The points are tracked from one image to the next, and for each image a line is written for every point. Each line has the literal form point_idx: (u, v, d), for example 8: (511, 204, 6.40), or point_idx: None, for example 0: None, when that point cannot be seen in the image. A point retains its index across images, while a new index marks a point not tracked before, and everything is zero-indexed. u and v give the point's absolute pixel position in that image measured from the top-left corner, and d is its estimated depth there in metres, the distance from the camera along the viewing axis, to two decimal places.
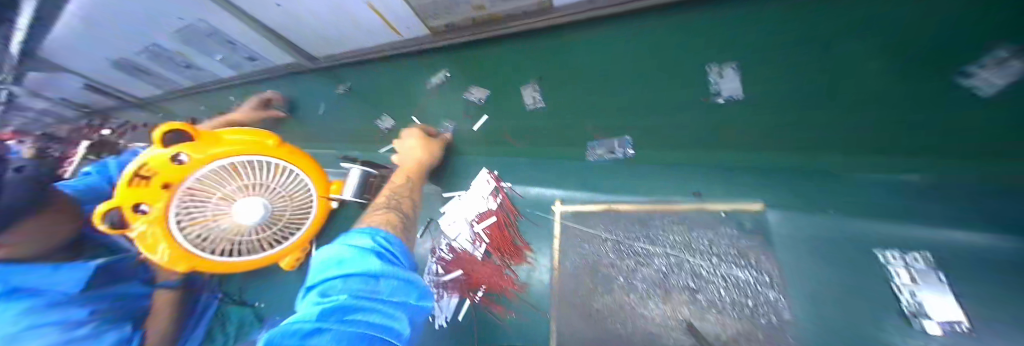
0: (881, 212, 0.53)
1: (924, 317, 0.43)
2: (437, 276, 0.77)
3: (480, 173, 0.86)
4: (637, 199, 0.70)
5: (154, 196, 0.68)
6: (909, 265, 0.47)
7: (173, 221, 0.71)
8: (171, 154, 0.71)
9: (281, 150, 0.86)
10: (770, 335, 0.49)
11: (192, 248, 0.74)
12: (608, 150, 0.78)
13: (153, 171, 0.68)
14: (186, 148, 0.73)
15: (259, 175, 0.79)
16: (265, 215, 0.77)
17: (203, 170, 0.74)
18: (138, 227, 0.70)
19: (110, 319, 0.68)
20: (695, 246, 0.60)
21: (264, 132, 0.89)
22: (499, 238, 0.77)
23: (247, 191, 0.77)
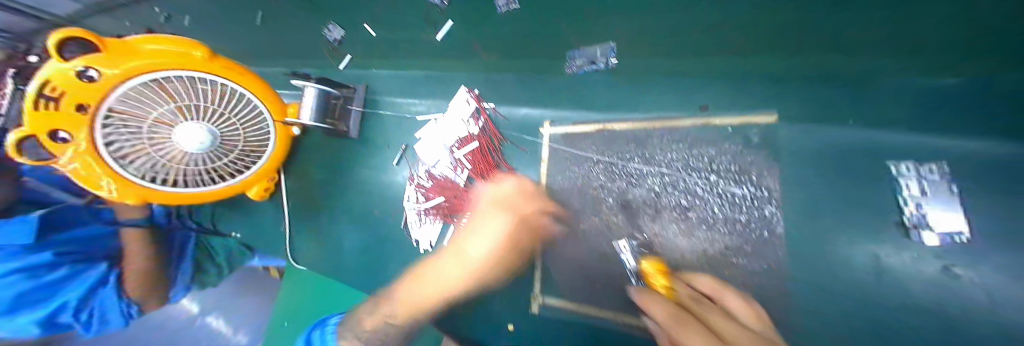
0: (949, 118, 0.40)
1: (925, 229, 0.40)
2: (420, 204, 0.72)
3: (456, 91, 0.73)
4: (635, 116, 0.61)
5: (75, 123, 0.54)
6: (925, 176, 0.40)
7: (102, 146, 0.58)
8: (77, 69, 0.51)
9: (212, 64, 0.62)
10: (756, 247, 0.49)
11: (126, 172, 0.62)
12: (589, 60, 0.63)
13: (60, 92, 0.51)
14: (96, 63, 0.52)
15: (181, 94, 0.59)
16: (210, 144, 0.63)
17: (121, 91, 0.55)
18: (67, 161, 0.57)
19: (77, 258, 0.83)
20: (693, 164, 0.55)
21: (180, 39, 0.60)
22: (481, 163, 0.68)
23: (183, 116, 0.60)
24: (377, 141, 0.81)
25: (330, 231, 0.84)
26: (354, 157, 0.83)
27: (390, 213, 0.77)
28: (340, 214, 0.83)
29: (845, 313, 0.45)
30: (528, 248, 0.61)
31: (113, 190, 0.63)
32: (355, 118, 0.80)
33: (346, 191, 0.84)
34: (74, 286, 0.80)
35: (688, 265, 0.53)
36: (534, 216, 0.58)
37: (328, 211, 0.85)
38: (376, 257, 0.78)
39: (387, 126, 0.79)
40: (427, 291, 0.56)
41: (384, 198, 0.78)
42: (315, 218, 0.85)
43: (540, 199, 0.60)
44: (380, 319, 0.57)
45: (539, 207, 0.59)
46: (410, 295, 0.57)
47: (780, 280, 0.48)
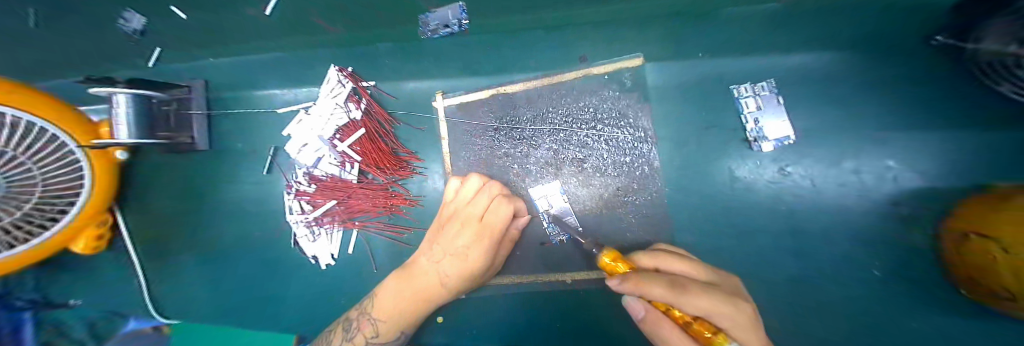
0: None
1: (763, 139, 0.49)
2: (307, 213, 0.61)
3: (326, 72, 0.61)
4: (525, 76, 0.58)
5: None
6: (758, 94, 0.50)
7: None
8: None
9: None
10: (640, 182, 0.52)
11: None
12: (442, 23, 0.54)
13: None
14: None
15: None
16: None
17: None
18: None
19: None
20: (581, 116, 0.56)
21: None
22: (373, 153, 0.60)
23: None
24: (241, 149, 0.66)
25: (206, 270, 0.68)
26: (217, 173, 0.67)
27: (276, 231, 0.65)
28: (213, 246, 0.68)
29: (717, 223, 0.51)
30: (506, 251, 0.55)
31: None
32: (200, 122, 0.63)
33: (215, 217, 0.68)
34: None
35: (592, 213, 0.54)
36: (496, 233, 0.50)
37: (199, 248, 0.69)
38: (270, 286, 0.66)
39: (252, 127, 0.65)
40: (396, 303, 0.50)
41: (265, 215, 0.65)
42: (185, 256, 0.69)
43: (503, 207, 0.50)
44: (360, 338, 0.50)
45: (504, 214, 0.50)
46: (391, 307, 0.50)
47: (664, 210, 0.52)
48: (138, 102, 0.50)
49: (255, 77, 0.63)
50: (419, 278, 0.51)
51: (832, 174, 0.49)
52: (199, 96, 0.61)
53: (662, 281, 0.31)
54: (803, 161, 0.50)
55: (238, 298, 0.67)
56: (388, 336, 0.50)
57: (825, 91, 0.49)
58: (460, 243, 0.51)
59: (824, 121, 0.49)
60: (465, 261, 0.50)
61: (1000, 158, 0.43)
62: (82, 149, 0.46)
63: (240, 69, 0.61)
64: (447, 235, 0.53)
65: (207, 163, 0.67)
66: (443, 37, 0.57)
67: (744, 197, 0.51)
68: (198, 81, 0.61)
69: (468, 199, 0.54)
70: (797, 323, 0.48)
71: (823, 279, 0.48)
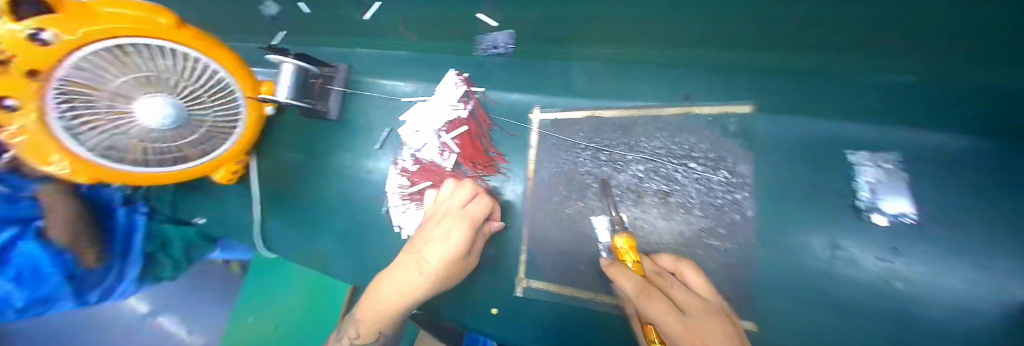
0: None
1: (876, 211, 0.47)
2: (405, 189, 0.70)
3: (446, 74, 0.71)
4: (623, 105, 0.62)
5: (20, 89, 0.36)
6: (878, 165, 0.48)
7: (56, 123, 0.40)
8: (27, 31, 0.32)
9: (184, 33, 0.46)
10: (728, 226, 0.52)
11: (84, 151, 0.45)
12: (492, 45, 0.64)
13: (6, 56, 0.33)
14: (51, 23, 0.33)
15: (144, 62, 0.42)
16: (176, 120, 0.46)
17: (76, 58, 0.37)
18: (11, 133, 0.40)
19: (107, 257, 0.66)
20: (674, 152, 0.57)
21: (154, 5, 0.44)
22: (470, 149, 0.68)
23: (146, 87, 0.43)
24: (361, 124, 0.78)
25: (298, 226, 0.81)
26: (335, 139, 0.80)
27: (372, 197, 0.75)
28: (315, 199, 0.81)
29: (801, 286, 0.49)
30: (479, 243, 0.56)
31: (64, 171, 0.46)
32: (337, 97, 0.77)
33: (323, 176, 0.81)
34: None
35: (668, 247, 0.55)
36: (471, 221, 0.52)
37: (303, 202, 0.82)
38: (356, 242, 0.76)
39: (374, 106, 0.78)
40: (381, 306, 0.49)
41: (365, 182, 0.76)
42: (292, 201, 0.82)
43: (481, 201, 0.56)
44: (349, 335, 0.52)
45: (483, 206, 0.55)
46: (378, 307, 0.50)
47: (747, 260, 0.51)
48: (298, 72, 0.64)
49: (389, 70, 0.76)
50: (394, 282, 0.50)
51: (977, 273, 0.43)
52: (342, 76, 0.76)
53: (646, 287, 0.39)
54: (922, 245, 0.45)
55: (325, 245, 0.78)
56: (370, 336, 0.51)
57: (964, 175, 0.45)
58: (444, 253, 0.48)
59: (951, 204, 0.45)
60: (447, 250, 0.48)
61: None
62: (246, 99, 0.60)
63: (382, 62, 0.76)
64: (428, 229, 0.53)
65: (327, 131, 0.81)
66: (490, 55, 0.67)
67: (844, 270, 0.48)
68: (344, 64, 0.76)
69: (447, 197, 0.58)
70: None
71: None
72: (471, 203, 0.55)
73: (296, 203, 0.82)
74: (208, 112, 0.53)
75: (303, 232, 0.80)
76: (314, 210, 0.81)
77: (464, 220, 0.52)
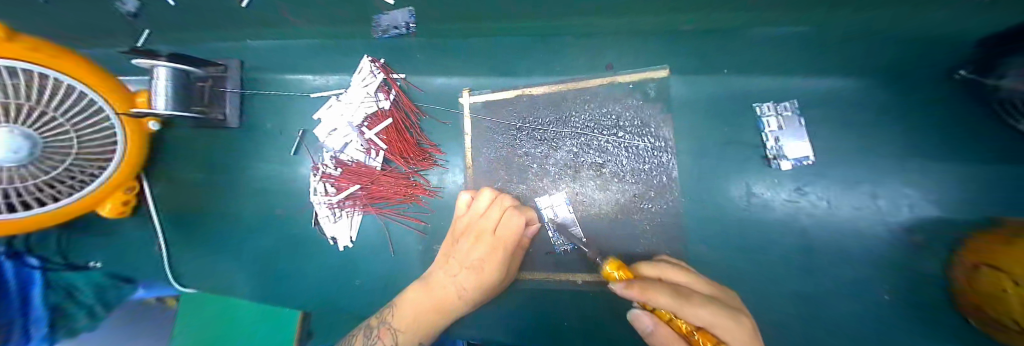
0: None
1: (783, 158, 0.50)
2: (331, 196, 0.63)
3: (360, 62, 0.63)
4: (552, 79, 0.60)
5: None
6: (780, 113, 0.51)
7: None
8: None
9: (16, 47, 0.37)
10: (657, 189, 0.54)
11: None
12: (392, 25, 0.59)
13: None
14: None
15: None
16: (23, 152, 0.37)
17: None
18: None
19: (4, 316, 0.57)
20: (603, 122, 0.57)
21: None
22: (399, 143, 0.62)
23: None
24: (270, 130, 0.68)
25: (219, 248, 0.70)
26: (242, 150, 0.69)
27: (298, 210, 0.67)
28: (229, 221, 0.70)
29: (725, 235, 0.52)
30: (518, 260, 0.56)
31: None
32: (234, 102, 0.66)
33: (234, 193, 0.70)
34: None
35: (607, 217, 0.55)
36: (508, 244, 0.51)
37: (217, 223, 0.71)
38: (288, 262, 0.67)
39: (284, 107, 0.68)
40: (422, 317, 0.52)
41: (287, 194, 0.67)
42: (203, 227, 0.71)
43: (514, 217, 0.52)
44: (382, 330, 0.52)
45: (516, 225, 0.52)
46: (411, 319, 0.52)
47: (678, 218, 0.53)
48: (176, 76, 0.53)
49: (292, 63, 0.65)
50: (431, 294, 0.52)
51: (852, 198, 0.49)
52: (235, 75, 0.65)
53: (667, 291, 0.34)
54: (819, 182, 0.50)
55: (252, 271, 0.69)
56: None
57: (846, 114, 0.50)
58: (473, 274, 0.51)
59: (838, 142, 0.50)
60: (481, 274, 0.51)
61: (1010, 191, 0.44)
62: (119, 116, 0.49)
63: (281, 54, 0.65)
64: (462, 249, 0.54)
65: (233, 139, 0.69)
66: (392, 38, 0.61)
67: (760, 214, 0.52)
68: (234, 61, 0.64)
69: (481, 212, 0.56)
70: (792, 340, 0.49)
71: (823, 296, 0.49)
72: (510, 212, 0.53)
73: (207, 229, 0.71)
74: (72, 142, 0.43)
75: (226, 255, 0.70)
76: (230, 234, 0.70)
77: (502, 249, 0.51)
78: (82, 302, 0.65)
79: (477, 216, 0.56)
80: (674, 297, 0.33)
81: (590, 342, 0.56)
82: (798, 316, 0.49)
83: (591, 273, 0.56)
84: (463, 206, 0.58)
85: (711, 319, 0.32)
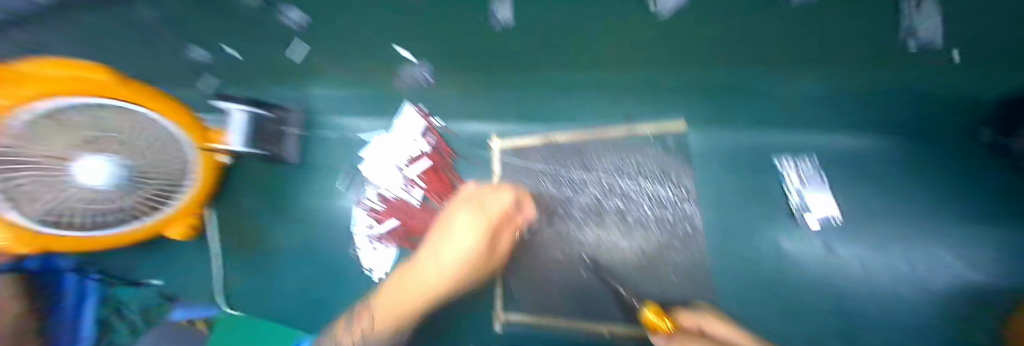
0: None
1: (806, 211, 0.52)
2: (374, 230, 0.70)
3: (402, 109, 0.72)
4: (574, 128, 0.65)
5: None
6: (799, 167, 0.53)
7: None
8: None
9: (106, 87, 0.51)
10: (681, 237, 0.55)
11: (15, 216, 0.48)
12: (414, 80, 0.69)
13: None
14: None
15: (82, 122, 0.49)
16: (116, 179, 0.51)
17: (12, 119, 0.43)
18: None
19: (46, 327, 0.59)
20: (625, 170, 0.61)
21: (83, 63, 0.52)
22: (436, 182, 0.69)
23: (88, 147, 0.50)
24: (322, 166, 0.77)
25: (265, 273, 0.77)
26: (297, 183, 0.78)
27: (340, 241, 0.73)
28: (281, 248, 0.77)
29: (754, 290, 0.52)
30: (510, 238, 0.60)
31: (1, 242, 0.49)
32: (292, 141, 0.75)
33: (287, 222, 0.78)
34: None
35: (632, 264, 0.57)
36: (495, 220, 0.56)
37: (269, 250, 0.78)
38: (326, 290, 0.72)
39: (334, 147, 0.77)
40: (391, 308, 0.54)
41: (331, 225, 0.74)
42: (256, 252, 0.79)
43: (503, 195, 0.60)
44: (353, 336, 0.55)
45: (504, 201, 0.59)
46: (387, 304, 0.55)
47: (704, 269, 0.53)
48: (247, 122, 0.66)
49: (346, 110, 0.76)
50: (413, 276, 0.55)
51: (885, 258, 0.49)
52: (296, 119, 0.75)
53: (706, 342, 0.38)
54: (849, 240, 0.50)
55: (292, 298, 0.73)
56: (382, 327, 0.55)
57: (871, 172, 0.51)
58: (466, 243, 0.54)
59: (865, 199, 0.50)
60: (454, 273, 0.54)
61: None
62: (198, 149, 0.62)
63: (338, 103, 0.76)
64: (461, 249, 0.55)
65: (289, 174, 0.79)
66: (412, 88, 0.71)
67: (789, 269, 0.51)
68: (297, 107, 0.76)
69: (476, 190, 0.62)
70: None
71: None
72: (497, 194, 0.60)
73: (258, 255, 0.78)
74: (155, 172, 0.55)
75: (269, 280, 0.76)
76: (279, 261, 0.77)
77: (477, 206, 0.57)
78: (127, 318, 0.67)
79: (475, 194, 0.60)
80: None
81: None
82: None
83: (618, 322, 0.55)
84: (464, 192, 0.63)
85: None
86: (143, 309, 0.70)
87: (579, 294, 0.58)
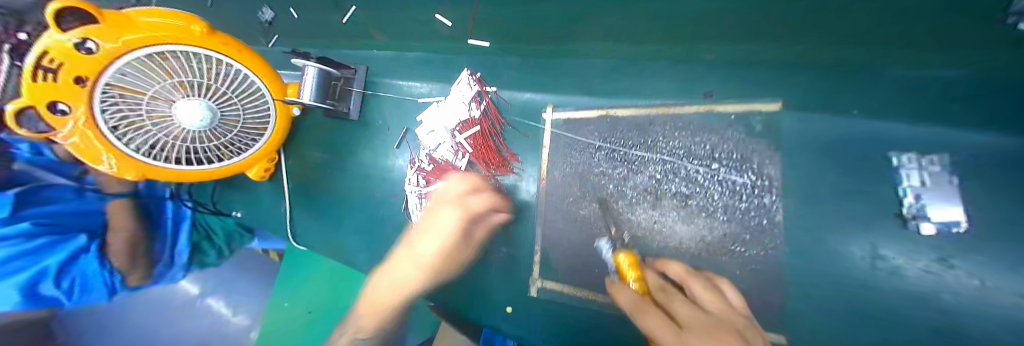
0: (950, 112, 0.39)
1: (924, 219, 0.40)
2: (420, 188, 0.71)
3: (459, 74, 0.72)
4: (640, 103, 0.60)
5: (74, 95, 0.49)
6: (924, 167, 0.40)
7: (101, 121, 0.53)
8: (74, 40, 0.45)
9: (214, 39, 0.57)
10: (753, 230, 0.50)
11: (126, 148, 0.57)
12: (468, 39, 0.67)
13: (57, 63, 0.46)
14: (93, 33, 0.46)
15: (182, 70, 0.54)
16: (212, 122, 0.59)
17: (121, 62, 0.50)
18: (64, 135, 0.52)
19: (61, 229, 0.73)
20: (694, 152, 0.55)
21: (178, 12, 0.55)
22: (482, 149, 0.69)
23: (185, 91, 0.55)
24: (380, 125, 0.80)
25: (323, 217, 0.85)
26: (355, 137, 0.83)
27: (390, 195, 0.78)
28: (337, 197, 0.84)
29: (823, 295, 0.47)
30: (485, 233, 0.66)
31: (111, 168, 0.58)
32: (356, 98, 0.79)
33: (343, 172, 0.84)
34: (56, 252, 0.72)
35: (689, 253, 0.53)
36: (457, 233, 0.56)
37: (330, 198, 0.85)
38: (375, 239, 0.78)
39: (390, 107, 0.80)
40: (378, 301, 0.55)
41: (384, 181, 0.79)
42: (317, 198, 0.86)
43: (479, 198, 0.59)
44: (350, 336, 0.55)
45: (480, 205, 0.58)
46: (386, 294, 0.55)
47: (775, 268, 0.49)
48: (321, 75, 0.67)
49: (405, 70, 0.77)
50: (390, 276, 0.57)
51: None
52: (360, 77, 0.78)
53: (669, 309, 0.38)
54: None
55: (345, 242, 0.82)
56: (368, 331, 0.53)
57: None
58: (433, 244, 0.55)
59: None
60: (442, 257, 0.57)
61: None
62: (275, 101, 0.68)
63: (399, 63, 0.78)
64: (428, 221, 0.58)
65: (350, 128, 0.83)
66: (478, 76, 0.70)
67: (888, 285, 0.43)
68: (363, 67, 0.79)
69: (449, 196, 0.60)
70: None
71: None
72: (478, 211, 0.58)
73: (318, 200, 0.86)
74: (240, 113, 0.63)
75: (329, 226, 0.84)
76: (339, 209, 0.84)
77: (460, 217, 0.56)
78: (215, 244, 0.93)
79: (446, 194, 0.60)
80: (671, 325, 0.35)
81: None
82: None
83: None
84: (451, 187, 0.61)
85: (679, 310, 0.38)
86: (227, 236, 0.95)
87: None
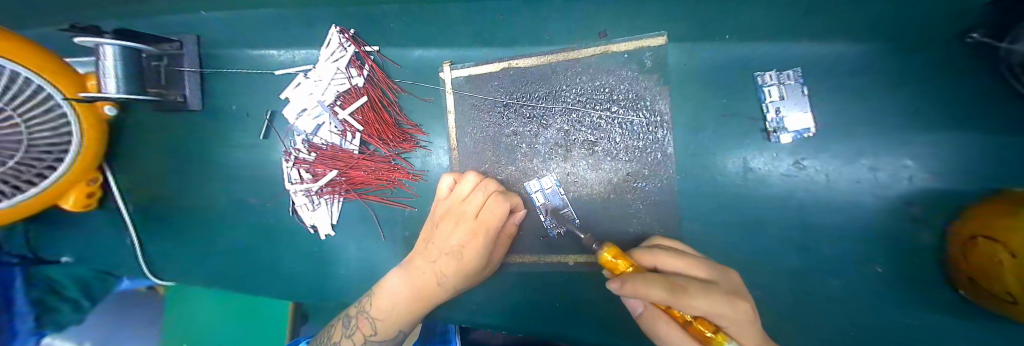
0: None
1: (782, 131, 0.48)
2: (309, 182, 0.60)
3: (327, 34, 0.57)
4: (539, 50, 0.55)
5: None
6: (783, 82, 0.47)
7: None
8: None
9: None
10: (652, 167, 0.51)
11: None
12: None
13: None
14: None
15: None
16: None
17: None
18: None
19: None
20: (596, 96, 0.54)
21: None
22: (376, 124, 0.58)
23: None
24: (236, 112, 0.64)
25: (190, 242, 0.67)
26: (215, 132, 0.65)
27: (272, 198, 0.64)
28: (203, 212, 0.66)
29: (714, 211, 0.51)
30: (504, 248, 0.53)
31: None
32: (191, 81, 0.60)
33: (205, 181, 0.66)
34: None
35: (600, 198, 0.53)
36: (491, 227, 0.47)
37: (197, 214, 0.67)
38: (264, 253, 0.65)
39: (253, 89, 0.63)
40: (401, 297, 0.47)
41: (265, 180, 0.64)
42: (175, 218, 0.67)
43: (497, 203, 0.47)
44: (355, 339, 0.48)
45: (502, 210, 0.47)
46: (391, 304, 0.47)
47: (672, 197, 0.51)
48: (129, 55, 0.47)
49: (250, 37, 0.59)
50: (397, 283, 0.48)
51: (846, 172, 0.47)
52: (191, 51, 0.58)
53: (660, 281, 0.27)
54: (819, 156, 0.48)
55: (226, 263, 0.66)
56: (390, 333, 0.48)
57: (857, 81, 0.46)
58: (455, 241, 0.48)
59: (844, 111, 0.47)
60: (461, 260, 0.47)
61: None
62: (71, 103, 0.44)
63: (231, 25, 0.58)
64: (441, 234, 0.50)
65: (203, 121, 0.64)
66: (351, 35, 0.56)
67: (754, 190, 0.50)
68: (188, 36, 0.58)
69: (463, 197, 0.50)
70: (779, 312, 0.49)
71: (808, 270, 0.49)
72: (493, 194, 0.49)
73: (178, 220, 0.67)
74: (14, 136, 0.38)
75: (194, 252, 0.67)
76: (209, 226, 0.66)
77: (484, 231, 0.47)
78: (67, 296, 0.67)
79: (457, 198, 0.51)
80: (667, 289, 0.26)
81: (579, 328, 0.56)
82: (783, 293, 0.49)
83: (575, 256, 0.55)
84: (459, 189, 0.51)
85: (709, 309, 0.26)
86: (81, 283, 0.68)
87: (549, 237, 0.56)
